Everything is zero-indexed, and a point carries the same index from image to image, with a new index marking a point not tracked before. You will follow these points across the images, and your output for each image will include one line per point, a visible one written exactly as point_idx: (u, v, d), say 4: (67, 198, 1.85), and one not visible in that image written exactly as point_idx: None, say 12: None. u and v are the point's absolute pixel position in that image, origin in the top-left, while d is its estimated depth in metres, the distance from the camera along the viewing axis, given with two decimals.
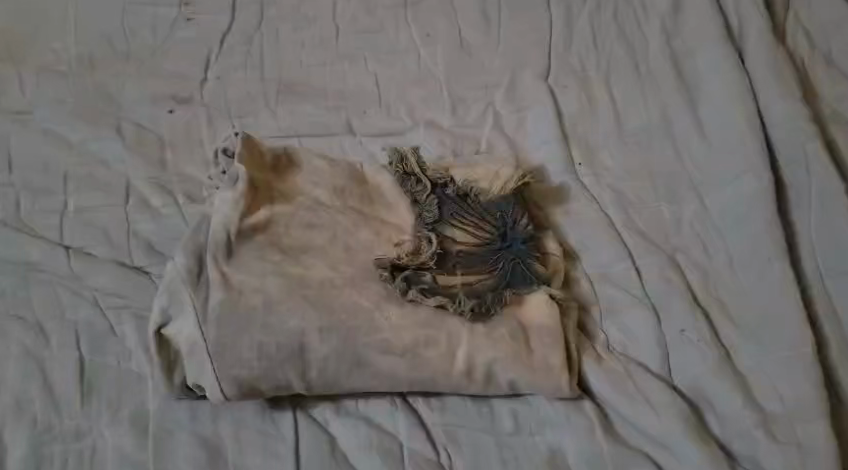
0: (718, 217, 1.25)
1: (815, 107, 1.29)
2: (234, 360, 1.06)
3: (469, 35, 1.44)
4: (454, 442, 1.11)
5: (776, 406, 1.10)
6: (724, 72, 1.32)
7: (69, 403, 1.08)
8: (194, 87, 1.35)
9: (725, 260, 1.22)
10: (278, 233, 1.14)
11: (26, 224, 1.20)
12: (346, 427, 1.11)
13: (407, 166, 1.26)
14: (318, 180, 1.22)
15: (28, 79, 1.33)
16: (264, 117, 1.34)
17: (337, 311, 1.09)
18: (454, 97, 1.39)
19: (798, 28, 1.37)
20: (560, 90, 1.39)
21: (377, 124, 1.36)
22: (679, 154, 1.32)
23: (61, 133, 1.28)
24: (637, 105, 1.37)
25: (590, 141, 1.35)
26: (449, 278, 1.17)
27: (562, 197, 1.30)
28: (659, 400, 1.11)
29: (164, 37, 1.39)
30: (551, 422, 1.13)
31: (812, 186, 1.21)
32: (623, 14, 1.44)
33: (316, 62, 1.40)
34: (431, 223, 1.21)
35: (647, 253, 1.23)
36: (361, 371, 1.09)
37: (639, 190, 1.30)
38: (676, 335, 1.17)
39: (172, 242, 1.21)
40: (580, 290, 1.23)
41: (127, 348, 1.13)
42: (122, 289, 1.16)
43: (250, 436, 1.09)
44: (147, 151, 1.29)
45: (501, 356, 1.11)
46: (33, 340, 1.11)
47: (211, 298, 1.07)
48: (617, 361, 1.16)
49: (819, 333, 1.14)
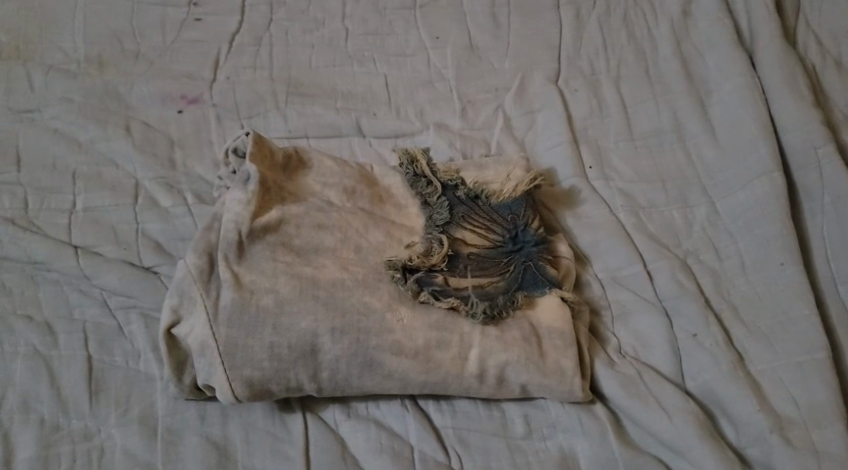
0: (729, 220, 1.25)
1: (827, 110, 1.28)
2: (245, 360, 1.05)
3: (478, 37, 1.43)
4: (464, 445, 1.11)
5: (790, 411, 1.09)
6: (734, 76, 1.32)
7: (78, 403, 1.07)
8: (202, 87, 1.34)
9: (737, 266, 1.21)
10: (288, 233, 1.12)
11: (34, 223, 1.19)
12: (356, 429, 1.11)
13: (417, 168, 1.24)
14: (329, 180, 1.20)
15: (36, 77, 1.30)
16: (273, 119, 1.34)
17: (348, 312, 1.08)
18: (465, 99, 1.39)
19: (810, 31, 1.36)
20: (569, 93, 1.38)
21: (386, 125, 1.35)
22: (690, 159, 1.31)
23: (69, 132, 1.27)
24: (647, 108, 1.36)
25: (599, 142, 1.34)
26: (460, 281, 1.16)
27: (572, 200, 1.29)
28: (671, 404, 1.11)
29: (173, 38, 1.37)
30: (562, 426, 1.13)
31: (824, 190, 1.21)
32: (632, 18, 1.43)
33: (325, 63, 1.39)
34: (441, 224, 1.21)
35: (659, 256, 1.22)
36: (373, 372, 1.09)
37: (650, 193, 1.29)
38: (688, 338, 1.16)
39: (181, 243, 1.21)
40: (590, 293, 1.22)
41: (136, 348, 1.12)
42: (130, 290, 1.15)
43: (259, 438, 1.09)
44: (156, 150, 1.28)
45: (513, 359, 1.11)
46: (41, 339, 1.10)
47: (222, 298, 1.06)
48: (628, 365, 1.15)
49: (832, 338, 1.14)
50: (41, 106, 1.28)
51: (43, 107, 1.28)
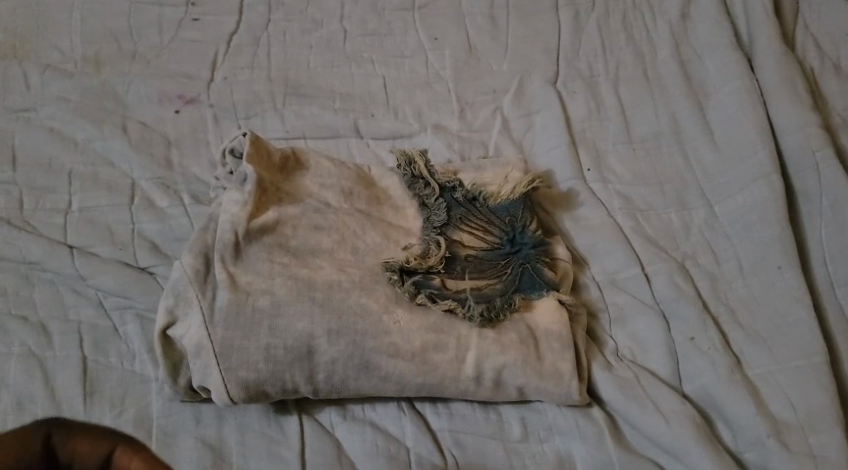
0: (727, 224, 1.24)
1: (825, 114, 1.28)
2: (241, 362, 1.05)
3: (477, 39, 1.42)
4: (462, 448, 1.10)
5: (788, 415, 1.09)
6: (733, 79, 1.32)
7: (72, 404, 1.07)
8: (200, 87, 1.34)
9: (735, 268, 1.21)
10: (285, 234, 1.12)
11: (30, 223, 1.19)
12: (352, 432, 1.10)
13: (415, 169, 1.24)
14: (327, 181, 1.19)
15: (33, 76, 1.30)
16: (270, 119, 1.33)
17: (345, 313, 1.08)
18: (463, 100, 1.38)
19: (809, 34, 1.36)
20: (568, 94, 1.37)
21: (384, 126, 1.35)
22: (688, 161, 1.30)
23: (66, 132, 1.27)
24: (646, 110, 1.35)
25: (598, 144, 1.33)
26: (457, 283, 1.16)
27: (571, 202, 1.28)
28: (668, 407, 1.11)
29: (171, 38, 1.37)
30: (559, 429, 1.12)
31: (821, 193, 1.20)
32: (631, 20, 1.43)
33: (323, 64, 1.39)
34: (439, 226, 1.20)
35: (657, 259, 1.22)
36: (369, 374, 1.08)
37: (647, 195, 1.29)
38: (685, 342, 1.16)
39: (177, 243, 1.20)
40: (588, 295, 1.22)
41: (131, 349, 1.12)
42: (126, 290, 1.14)
43: (255, 440, 1.08)
44: (152, 151, 1.27)
45: (511, 361, 1.11)
46: (35, 339, 1.10)
47: (218, 299, 1.05)
48: (625, 368, 1.15)
49: (830, 341, 1.14)
50: (37, 106, 1.28)
51: (39, 106, 1.28)
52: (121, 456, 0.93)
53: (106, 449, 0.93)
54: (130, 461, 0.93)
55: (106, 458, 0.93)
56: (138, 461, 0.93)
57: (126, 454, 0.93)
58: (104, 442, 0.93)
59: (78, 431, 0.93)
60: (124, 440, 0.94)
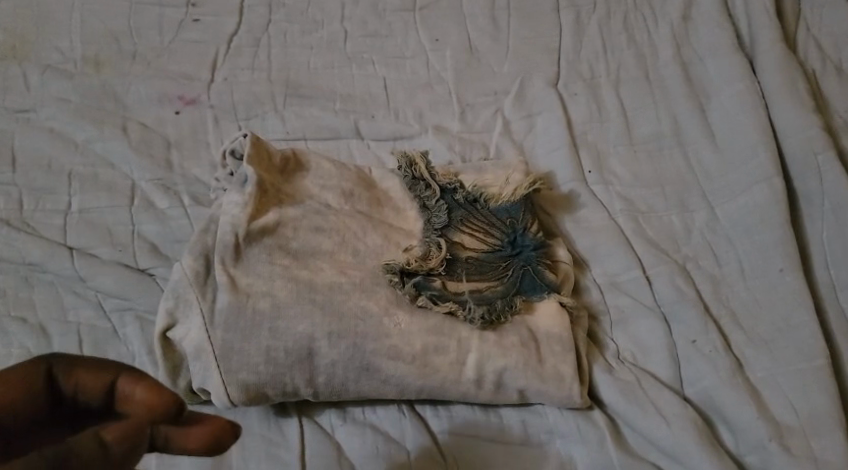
0: (728, 226, 1.24)
1: (826, 116, 1.28)
2: (241, 364, 1.05)
3: (478, 39, 1.42)
4: (462, 450, 1.10)
5: (789, 418, 1.09)
6: (735, 80, 1.31)
7: None
8: (200, 88, 1.33)
9: (737, 271, 1.21)
10: (285, 236, 1.11)
11: (29, 224, 1.19)
12: (352, 434, 1.10)
13: (416, 171, 1.23)
14: (327, 183, 1.19)
15: (33, 76, 1.30)
16: (270, 121, 1.33)
17: (345, 315, 1.07)
18: (464, 102, 1.38)
19: (810, 37, 1.35)
20: (569, 96, 1.37)
21: (384, 128, 1.34)
22: (689, 163, 1.30)
23: (65, 132, 1.27)
24: (647, 112, 1.35)
25: (599, 146, 1.33)
26: (458, 285, 1.16)
27: (572, 204, 1.28)
28: (669, 410, 1.10)
29: (171, 38, 1.36)
30: (559, 432, 1.12)
31: (823, 195, 1.20)
32: (632, 21, 1.42)
33: (323, 65, 1.38)
34: (440, 229, 1.20)
35: (658, 262, 1.21)
36: (370, 377, 1.08)
37: (648, 197, 1.28)
38: (686, 345, 1.16)
39: (177, 244, 1.19)
40: (589, 298, 1.22)
41: (131, 351, 1.11)
42: (125, 292, 1.14)
43: (254, 443, 1.08)
44: (152, 151, 1.27)
45: (512, 364, 1.10)
46: (34, 341, 1.10)
47: (218, 301, 1.05)
48: (627, 370, 1.15)
49: (832, 344, 1.13)
50: (37, 106, 1.28)
51: (39, 107, 1.28)
52: (124, 385, 0.80)
53: (109, 380, 0.80)
54: (134, 390, 0.79)
55: (110, 389, 0.80)
56: (143, 388, 0.79)
57: (129, 382, 0.80)
58: (107, 372, 0.80)
59: (82, 361, 0.81)
60: (128, 369, 0.81)
